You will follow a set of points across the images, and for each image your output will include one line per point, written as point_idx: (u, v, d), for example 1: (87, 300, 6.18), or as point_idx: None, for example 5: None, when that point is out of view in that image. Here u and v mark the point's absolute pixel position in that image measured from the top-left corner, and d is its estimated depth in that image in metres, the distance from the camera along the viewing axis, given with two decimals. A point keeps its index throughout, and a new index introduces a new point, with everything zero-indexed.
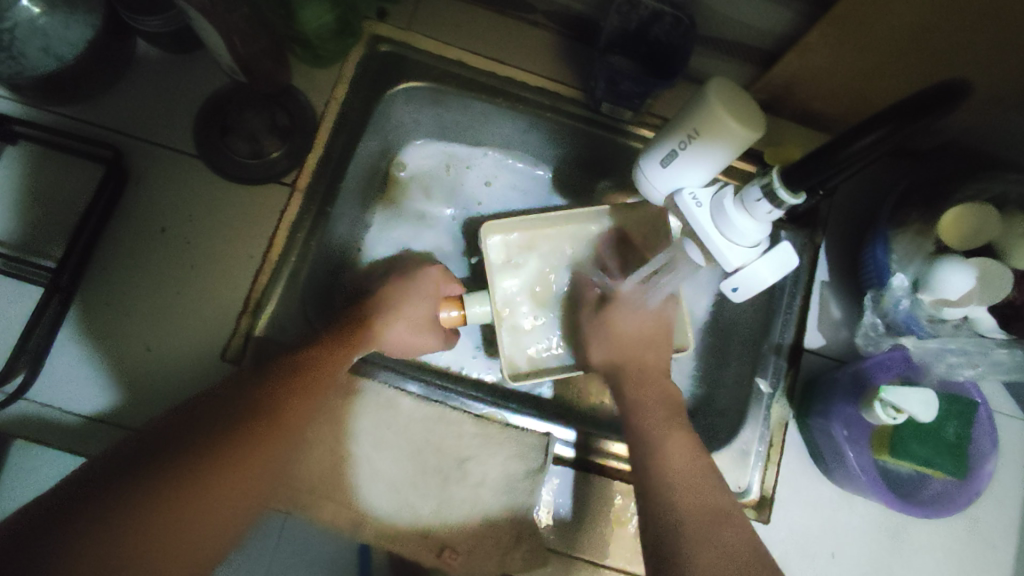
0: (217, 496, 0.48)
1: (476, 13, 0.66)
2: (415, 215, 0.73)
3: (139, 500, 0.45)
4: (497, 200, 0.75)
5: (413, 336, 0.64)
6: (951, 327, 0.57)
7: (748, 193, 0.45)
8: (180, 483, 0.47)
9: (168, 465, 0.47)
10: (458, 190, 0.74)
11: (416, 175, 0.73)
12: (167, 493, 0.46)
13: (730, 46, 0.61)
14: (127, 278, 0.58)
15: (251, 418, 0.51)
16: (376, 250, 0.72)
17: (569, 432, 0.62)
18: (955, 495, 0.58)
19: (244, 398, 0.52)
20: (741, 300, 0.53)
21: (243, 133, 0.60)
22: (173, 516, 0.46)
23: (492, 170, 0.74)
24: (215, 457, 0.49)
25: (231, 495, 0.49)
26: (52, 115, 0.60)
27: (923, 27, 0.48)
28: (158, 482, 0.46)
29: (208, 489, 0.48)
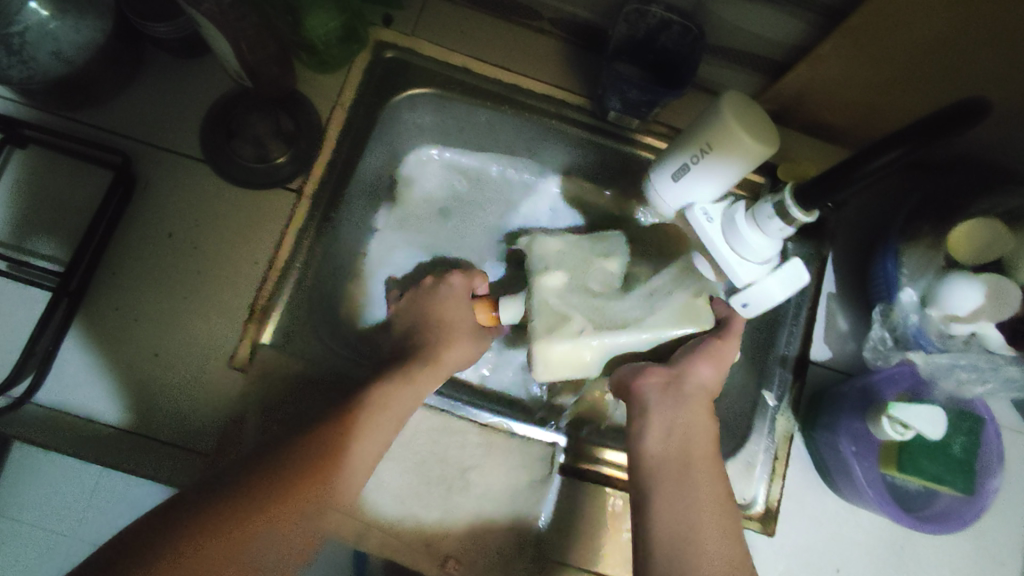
0: (275, 521, 0.47)
1: (484, 21, 0.66)
2: (421, 216, 0.72)
3: (175, 544, 0.44)
4: (504, 199, 0.74)
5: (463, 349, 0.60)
6: (960, 343, 0.56)
7: (761, 209, 0.45)
8: (215, 523, 0.45)
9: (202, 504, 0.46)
10: (463, 191, 0.73)
11: (420, 172, 0.72)
12: (205, 531, 0.44)
13: (739, 56, 0.60)
14: (134, 284, 0.58)
15: (318, 447, 0.50)
16: (378, 248, 0.70)
17: (564, 440, 0.61)
18: (963, 512, 0.57)
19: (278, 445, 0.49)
20: (751, 315, 0.52)
21: (249, 137, 0.60)
22: (211, 554, 0.44)
23: (494, 174, 0.73)
24: (249, 497, 0.47)
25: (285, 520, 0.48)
26: (63, 120, 0.60)
27: (936, 40, 0.48)
28: (195, 524, 0.45)
29: (241, 532, 0.46)
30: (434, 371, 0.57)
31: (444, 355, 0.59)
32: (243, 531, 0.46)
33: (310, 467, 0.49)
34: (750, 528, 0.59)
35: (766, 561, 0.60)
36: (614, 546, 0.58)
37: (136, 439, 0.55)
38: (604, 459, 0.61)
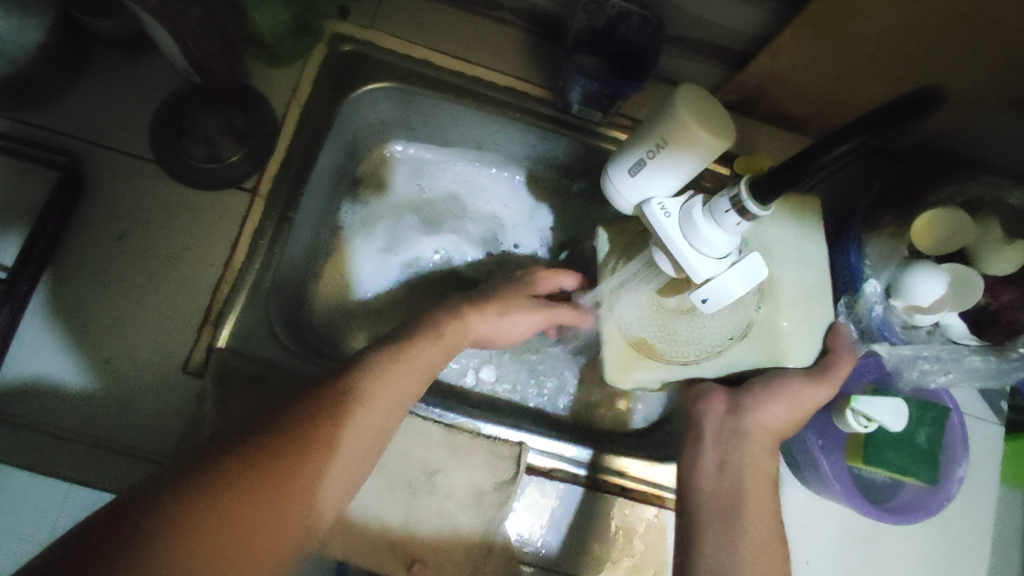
0: (272, 500, 0.45)
1: (443, 12, 0.64)
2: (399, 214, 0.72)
3: (147, 548, 0.40)
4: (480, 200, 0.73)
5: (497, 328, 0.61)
6: (923, 334, 0.57)
7: (717, 204, 0.44)
8: (191, 521, 0.41)
9: (178, 500, 0.42)
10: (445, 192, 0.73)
11: (399, 169, 0.71)
12: (187, 533, 0.41)
13: (700, 46, 0.59)
14: (85, 288, 0.56)
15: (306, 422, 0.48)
16: (354, 245, 0.70)
17: (584, 452, 0.62)
18: (927, 502, 0.57)
19: (259, 433, 0.47)
20: (709, 311, 0.52)
21: (200, 136, 0.58)
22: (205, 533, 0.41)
23: (470, 174, 0.73)
24: (232, 495, 0.43)
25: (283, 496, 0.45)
26: (4, 120, 0.58)
27: (890, 28, 0.47)
28: (174, 522, 0.41)
29: (225, 533, 0.42)
30: (458, 328, 0.58)
31: (472, 322, 0.59)
32: (226, 531, 0.42)
33: (294, 452, 0.46)
34: None
35: None
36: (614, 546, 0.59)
37: (91, 447, 0.54)
38: (619, 469, 0.62)
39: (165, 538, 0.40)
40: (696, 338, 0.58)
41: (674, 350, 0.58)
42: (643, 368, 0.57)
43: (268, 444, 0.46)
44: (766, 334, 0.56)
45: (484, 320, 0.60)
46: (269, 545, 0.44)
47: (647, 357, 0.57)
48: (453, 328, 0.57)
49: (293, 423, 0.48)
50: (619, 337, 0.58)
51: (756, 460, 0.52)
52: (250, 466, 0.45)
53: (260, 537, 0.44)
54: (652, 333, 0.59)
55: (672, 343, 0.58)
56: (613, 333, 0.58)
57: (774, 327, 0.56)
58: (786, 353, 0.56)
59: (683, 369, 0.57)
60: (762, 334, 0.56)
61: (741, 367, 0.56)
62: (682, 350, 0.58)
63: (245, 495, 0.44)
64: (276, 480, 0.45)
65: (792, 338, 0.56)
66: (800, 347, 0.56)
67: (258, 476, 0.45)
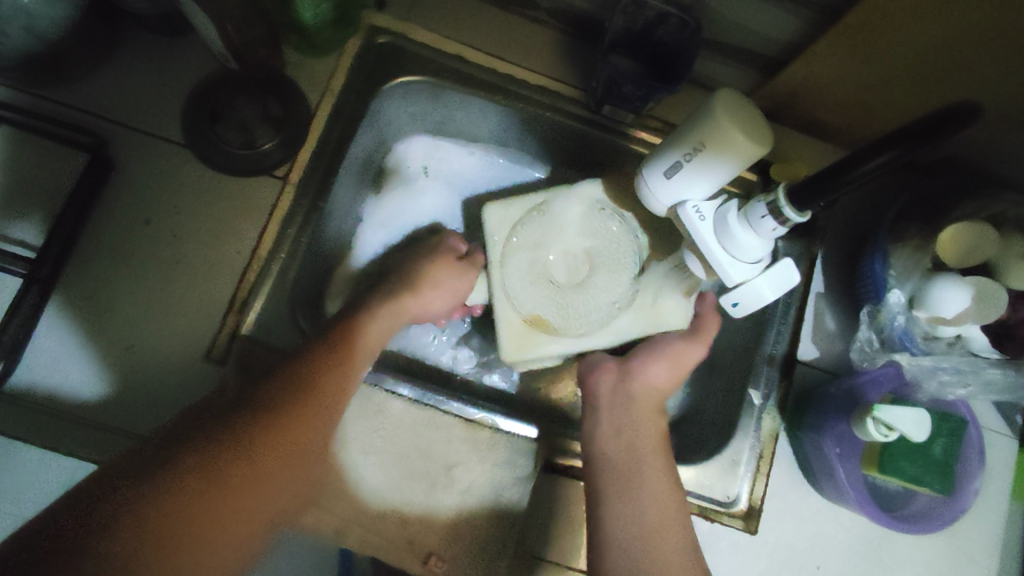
0: (258, 469, 0.46)
1: (478, 8, 0.64)
2: (413, 182, 0.71)
3: (153, 505, 0.41)
4: (491, 171, 0.72)
5: (438, 303, 0.62)
6: (944, 345, 0.58)
7: (754, 209, 0.45)
8: (199, 480, 0.43)
9: (181, 462, 0.43)
10: (460, 165, 0.72)
11: (415, 150, 0.71)
12: (193, 495, 0.42)
13: (735, 52, 0.60)
14: (108, 271, 0.56)
15: (291, 392, 0.49)
16: (370, 226, 0.70)
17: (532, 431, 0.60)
18: (940, 513, 0.58)
19: (243, 402, 0.48)
20: (738, 315, 0.52)
21: (233, 122, 0.58)
22: (191, 504, 0.42)
23: (485, 148, 0.71)
24: (235, 457, 0.45)
25: (267, 463, 0.46)
26: (36, 99, 0.57)
27: (931, 44, 0.47)
28: (179, 481, 0.42)
29: (229, 494, 0.44)
30: (395, 304, 0.60)
31: (409, 302, 0.60)
32: (230, 492, 0.44)
33: (276, 418, 0.48)
34: (733, 525, 0.60)
35: (748, 557, 0.61)
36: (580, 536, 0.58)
37: (110, 431, 0.54)
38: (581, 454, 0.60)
39: (172, 498, 0.41)
40: (586, 310, 0.64)
41: (564, 322, 0.63)
42: (537, 344, 0.61)
43: (260, 409, 0.48)
44: (646, 300, 0.63)
45: (420, 299, 0.61)
46: (259, 506, 0.46)
47: (541, 332, 0.61)
48: (408, 299, 0.61)
49: (285, 393, 0.49)
50: (515, 313, 0.61)
51: (648, 422, 0.58)
52: (248, 431, 0.47)
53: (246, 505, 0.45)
54: (543, 308, 0.63)
55: (562, 316, 0.63)
56: (510, 312, 0.61)
57: (654, 295, 0.63)
58: (664, 317, 0.62)
59: (575, 341, 0.62)
60: (644, 301, 0.63)
61: (628, 335, 0.62)
62: (572, 322, 0.63)
63: (235, 461, 0.45)
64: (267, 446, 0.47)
65: (670, 305, 0.62)
66: (677, 310, 0.62)
67: (256, 438, 0.47)
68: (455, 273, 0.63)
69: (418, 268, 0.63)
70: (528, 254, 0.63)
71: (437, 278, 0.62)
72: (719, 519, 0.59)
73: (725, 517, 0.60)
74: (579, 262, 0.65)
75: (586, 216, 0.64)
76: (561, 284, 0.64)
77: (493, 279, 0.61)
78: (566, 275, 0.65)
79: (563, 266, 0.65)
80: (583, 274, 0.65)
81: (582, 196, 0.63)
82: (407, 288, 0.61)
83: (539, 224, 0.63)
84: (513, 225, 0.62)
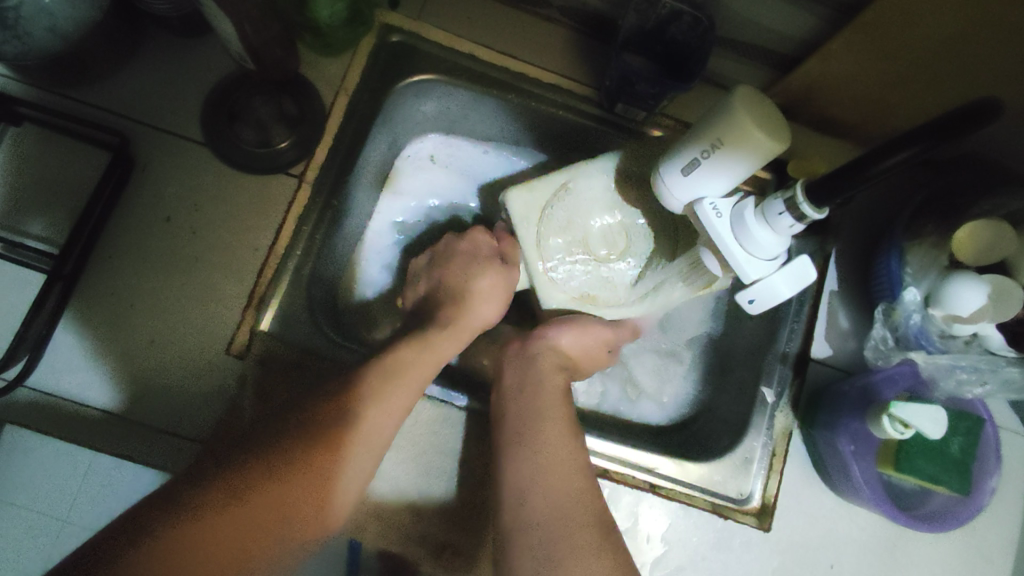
0: (279, 500, 0.46)
1: (491, 7, 0.65)
2: (424, 178, 0.71)
3: (190, 517, 0.43)
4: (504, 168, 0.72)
5: (487, 312, 0.62)
6: (961, 343, 0.57)
7: (770, 206, 0.46)
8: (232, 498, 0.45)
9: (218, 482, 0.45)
10: (473, 162, 0.72)
11: (427, 145, 0.71)
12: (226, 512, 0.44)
13: (749, 50, 0.60)
14: (130, 268, 0.57)
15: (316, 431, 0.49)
16: (380, 220, 0.70)
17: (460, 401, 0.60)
18: (957, 513, 0.58)
19: (270, 441, 0.48)
20: (755, 312, 0.52)
21: (251, 121, 0.59)
22: (213, 538, 0.43)
23: (498, 146, 0.72)
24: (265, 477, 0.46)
25: (291, 500, 0.47)
26: (60, 99, 0.59)
27: (949, 41, 0.47)
28: (213, 505, 0.44)
29: (260, 511, 0.45)
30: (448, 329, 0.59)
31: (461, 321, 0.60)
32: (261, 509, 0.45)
33: (303, 454, 0.48)
34: (747, 522, 0.60)
35: (759, 555, 0.61)
36: None
37: (135, 425, 0.55)
38: None
39: (206, 513, 0.43)
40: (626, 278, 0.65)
41: (607, 293, 0.65)
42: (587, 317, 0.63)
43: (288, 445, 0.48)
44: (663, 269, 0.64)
45: (473, 314, 0.61)
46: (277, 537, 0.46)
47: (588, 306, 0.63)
48: (455, 317, 0.60)
49: (313, 431, 0.49)
50: (558, 293, 0.62)
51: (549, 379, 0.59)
52: (273, 465, 0.47)
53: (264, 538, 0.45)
54: (587, 283, 0.64)
55: (604, 287, 0.65)
56: (553, 291, 0.62)
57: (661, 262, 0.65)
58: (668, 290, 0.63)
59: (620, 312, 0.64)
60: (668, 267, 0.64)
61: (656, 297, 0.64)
62: (615, 293, 0.65)
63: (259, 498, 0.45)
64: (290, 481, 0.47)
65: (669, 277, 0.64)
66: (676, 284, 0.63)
67: (280, 473, 0.47)
68: (495, 281, 0.62)
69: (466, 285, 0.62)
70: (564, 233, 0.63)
71: (477, 290, 0.62)
72: (732, 516, 0.59)
73: (738, 515, 0.60)
74: (615, 232, 0.65)
75: (610, 189, 0.64)
76: (602, 256, 0.65)
77: (530, 265, 0.61)
78: (604, 248, 0.65)
79: (605, 239, 0.65)
80: (622, 246, 0.65)
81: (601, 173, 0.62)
82: (452, 306, 0.61)
83: (568, 202, 0.63)
84: (541, 209, 0.61)
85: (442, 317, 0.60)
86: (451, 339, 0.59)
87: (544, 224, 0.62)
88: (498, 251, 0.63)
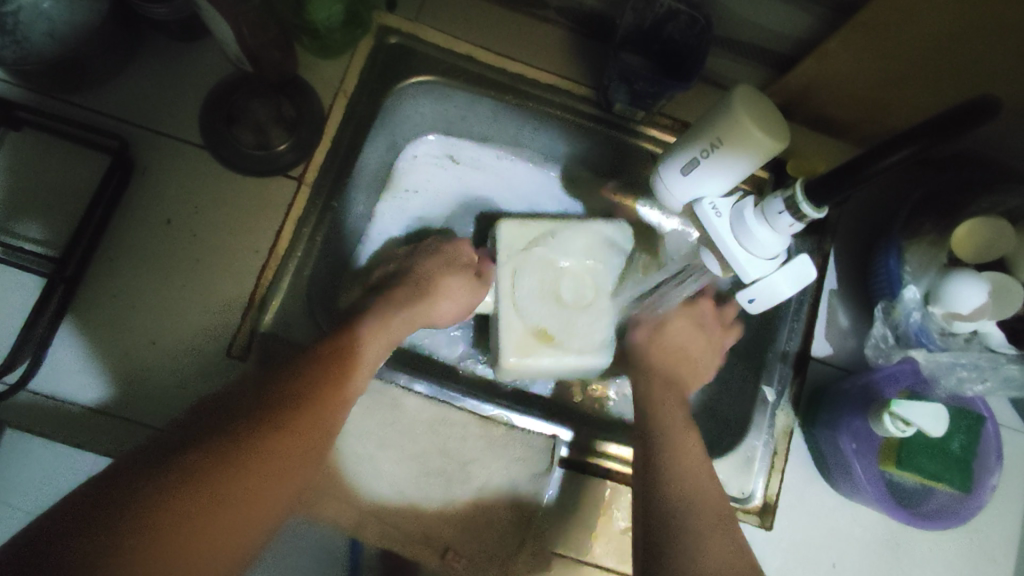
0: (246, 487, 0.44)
1: (488, 8, 0.65)
2: (428, 176, 0.71)
3: (149, 503, 0.40)
4: (508, 168, 0.72)
5: (455, 310, 0.62)
6: (961, 341, 0.57)
7: (770, 205, 0.46)
8: (199, 491, 0.42)
9: (182, 471, 0.42)
10: (477, 160, 0.72)
11: (433, 145, 0.71)
12: (194, 505, 0.41)
13: (746, 49, 0.60)
14: (130, 270, 0.57)
15: (272, 410, 0.48)
16: (381, 219, 0.69)
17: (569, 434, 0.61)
18: (958, 510, 0.58)
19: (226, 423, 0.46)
20: (754, 312, 0.52)
21: (249, 123, 0.59)
22: (171, 525, 0.40)
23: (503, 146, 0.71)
24: (234, 468, 0.44)
25: (255, 485, 0.45)
26: (59, 104, 0.59)
27: (944, 39, 0.47)
28: (173, 489, 0.41)
29: (230, 503, 0.43)
30: (409, 318, 0.60)
31: (420, 309, 0.61)
32: (226, 500, 0.43)
33: (264, 437, 0.46)
34: (747, 521, 0.59)
35: (762, 556, 0.60)
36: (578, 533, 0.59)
37: (136, 427, 0.55)
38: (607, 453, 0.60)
39: (170, 502, 0.41)
40: (590, 330, 0.64)
41: (566, 338, 0.63)
42: (539, 355, 0.60)
43: (250, 426, 0.46)
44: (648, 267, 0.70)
45: (435, 303, 0.62)
46: (242, 525, 0.43)
47: (545, 345, 0.61)
48: (419, 309, 0.61)
49: (271, 414, 0.48)
50: (521, 327, 0.61)
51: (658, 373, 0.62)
52: (232, 447, 0.45)
53: (226, 528, 0.43)
54: (547, 322, 0.63)
55: (567, 333, 0.63)
56: (515, 324, 0.61)
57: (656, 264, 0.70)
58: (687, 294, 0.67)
59: (575, 358, 0.61)
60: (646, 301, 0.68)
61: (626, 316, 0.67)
62: (574, 339, 0.63)
63: (222, 481, 0.43)
64: (253, 464, 0.45)
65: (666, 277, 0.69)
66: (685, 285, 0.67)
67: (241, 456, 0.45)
68: (459, 287, 0.62)
69: (430, 273, 0.63)
70: (540, 272, 0.64)
71: (444, 291, 0.62)
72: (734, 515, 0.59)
73: (741, 514, 0.59)
74: (586, 285, 0.66)
75: (596, 247, 0.66)
76: (569, 304, 0.65)
77: (502, 291, 0.61)
78: (574, 296, 0.65)
79: (575, 288, 0.66)
80: (591, 299, 0.65)
81: (591, 229, 0.65)
82: (415, 294, 0.61)
83: (552, 246, 0.64)
84: (524, 244, 0.63)
85: (404, 301, 0.60)
86: (403, 323, 0.59)
87: (520, 256, 0.63)
88: (475, 266, 0.64)
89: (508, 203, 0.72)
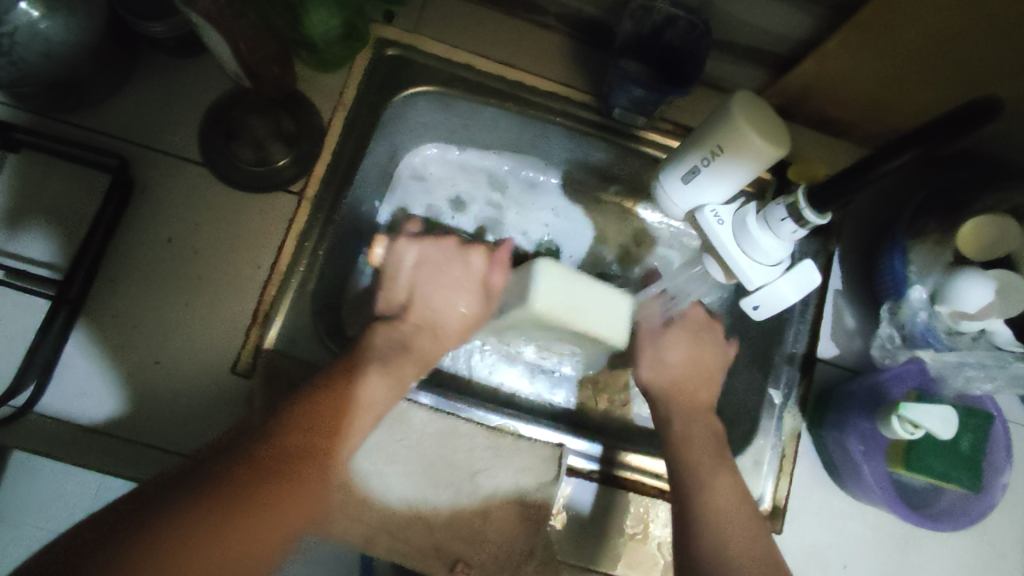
0: (271, 505, 0.45)
1: (486, 15, 0.65)
2: (438, 189, 0.71)
3: (177, 522, 0.41)
4: (522, 185, 0.73)
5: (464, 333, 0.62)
6: (968, 340, 0.56)
7: (772, 212, 0.46)
8: (234, 499, 0.44)
9: (218, 479, 0.44)
10: (490, 176, 0.72)
11: (439, 158, 0.71)
12: (220, 515, 0.43)
13: (746, 51, 0.60)
14: (132, 290, 0.57)
15: (300, 432, 0.49)
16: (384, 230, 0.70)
17: (584, 444, 0.63)
18: (968, 510, 0.58)
19: (253, 442, 0.47)
20: (761, 318, 0.53)
21: (248, 139, 0.59)
22: (201, 540, 0.41)
23: (512, 161, 0.72)
24: (258, 477, 0.45)
25: (280, 504, 0.46)
26: (56, 123, 0.59)
27: (945, 39, 0.47)
28: (201, 506, 0.42)
29: (257, 517, 0.44)
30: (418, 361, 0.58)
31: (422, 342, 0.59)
32: (260, 514, 0.45)
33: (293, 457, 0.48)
34: None
35: None
36: (590, 543, 0.59)
37: (144, 446, 0.55)
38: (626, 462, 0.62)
39: (198, 520, 0.42)
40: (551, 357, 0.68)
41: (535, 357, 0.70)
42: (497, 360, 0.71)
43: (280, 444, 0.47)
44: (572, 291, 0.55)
45: (439, 337, 0.61)
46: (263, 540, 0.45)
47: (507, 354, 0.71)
48: (429, 346, 0.60)
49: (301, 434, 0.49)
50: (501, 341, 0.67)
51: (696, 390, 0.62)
52: (258, 463, 0.46)
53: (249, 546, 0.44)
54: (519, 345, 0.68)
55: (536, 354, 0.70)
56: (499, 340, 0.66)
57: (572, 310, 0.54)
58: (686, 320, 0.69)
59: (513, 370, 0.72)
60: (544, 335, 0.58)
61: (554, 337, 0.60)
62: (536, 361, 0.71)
63: (247, 497, 0.44)
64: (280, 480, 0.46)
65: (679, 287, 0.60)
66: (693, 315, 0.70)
67: (266, 472, 0.46)
68: (467, 320, 0.62)
69: (435, 312, 0.61)
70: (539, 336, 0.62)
71: (458, 323, 0.62)
72: None
73: None
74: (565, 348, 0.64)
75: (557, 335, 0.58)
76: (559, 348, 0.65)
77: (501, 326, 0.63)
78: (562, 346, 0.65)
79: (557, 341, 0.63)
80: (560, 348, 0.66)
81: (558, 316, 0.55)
82: (428, 334, 0.61)
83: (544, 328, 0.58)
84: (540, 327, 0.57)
85: (415, 345, 0.59)
86: (416, 365, 0.58)
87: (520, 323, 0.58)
88: (485, 289, 0.62)
89: (524, 224, 0.73)
